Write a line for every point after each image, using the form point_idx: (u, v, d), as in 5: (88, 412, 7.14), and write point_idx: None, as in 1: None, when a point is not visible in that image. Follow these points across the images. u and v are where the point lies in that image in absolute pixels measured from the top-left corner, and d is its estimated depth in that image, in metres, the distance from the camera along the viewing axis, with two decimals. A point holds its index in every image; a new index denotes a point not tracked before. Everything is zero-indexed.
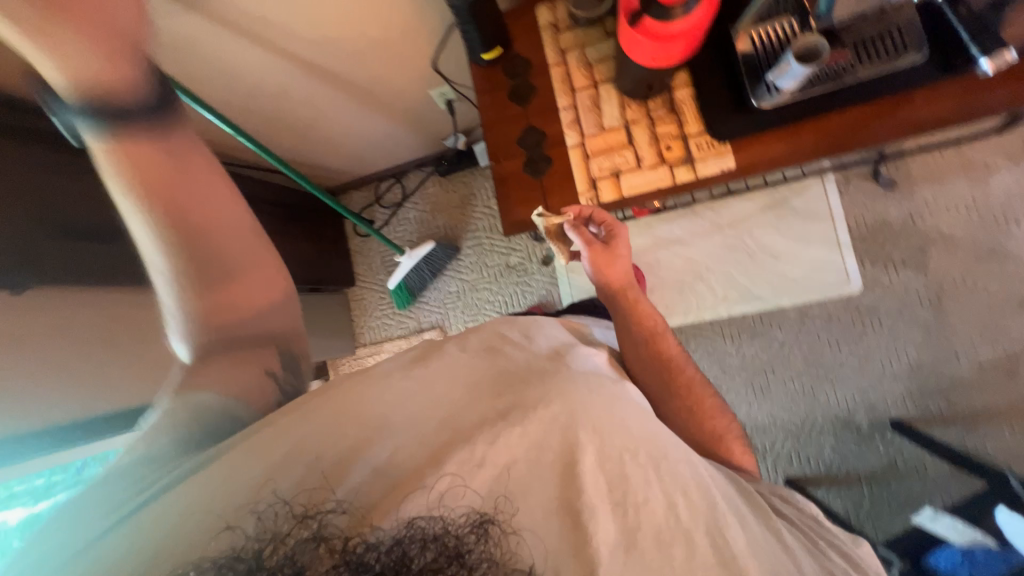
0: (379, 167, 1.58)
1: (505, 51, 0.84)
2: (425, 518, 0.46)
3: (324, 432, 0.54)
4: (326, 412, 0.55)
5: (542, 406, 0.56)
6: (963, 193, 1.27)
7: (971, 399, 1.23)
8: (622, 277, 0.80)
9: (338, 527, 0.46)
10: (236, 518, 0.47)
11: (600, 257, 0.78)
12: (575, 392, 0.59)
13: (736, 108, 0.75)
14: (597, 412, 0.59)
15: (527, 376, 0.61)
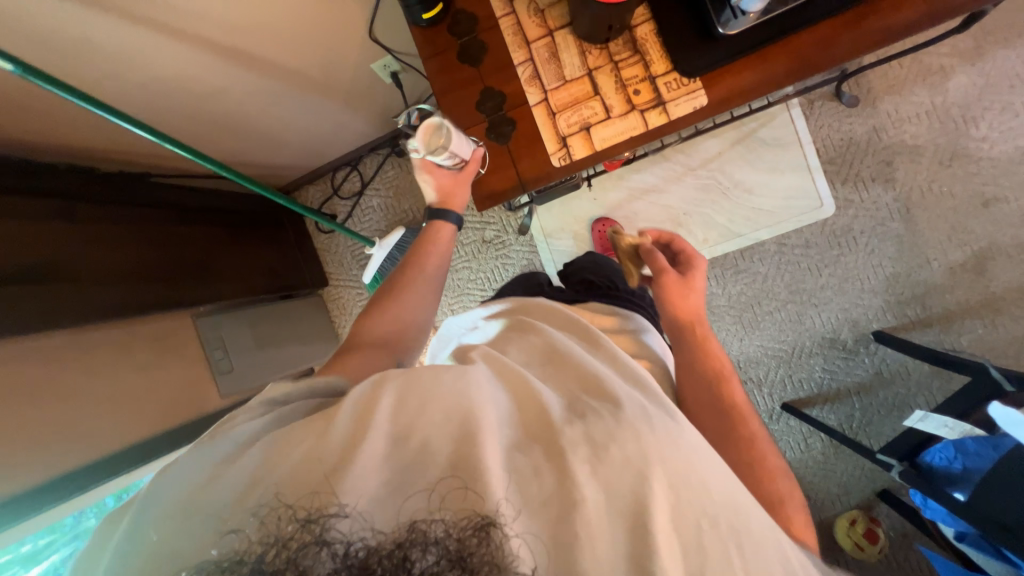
0: (331, 156, 1.48)
1: (447, 8, 0.77)
2: (428, 521, 0.41)
3: (360, 490, 0.45)
4: (367, 469, 0.46)
5: (614, 447, 0.48)
6: (924, 100, 1.27)
7: (945, 301, 1.28)
8: (692, 312, 0.77)
9: (337, 531, 0.40)
10: (234, 520, 0.43)
11: (674, 287, 0.78)
12: (653, 438, 0.50)
13: (702, 40, 0.70)
14: (676, 460, 0.49)
15: (602, 408, 0.53)
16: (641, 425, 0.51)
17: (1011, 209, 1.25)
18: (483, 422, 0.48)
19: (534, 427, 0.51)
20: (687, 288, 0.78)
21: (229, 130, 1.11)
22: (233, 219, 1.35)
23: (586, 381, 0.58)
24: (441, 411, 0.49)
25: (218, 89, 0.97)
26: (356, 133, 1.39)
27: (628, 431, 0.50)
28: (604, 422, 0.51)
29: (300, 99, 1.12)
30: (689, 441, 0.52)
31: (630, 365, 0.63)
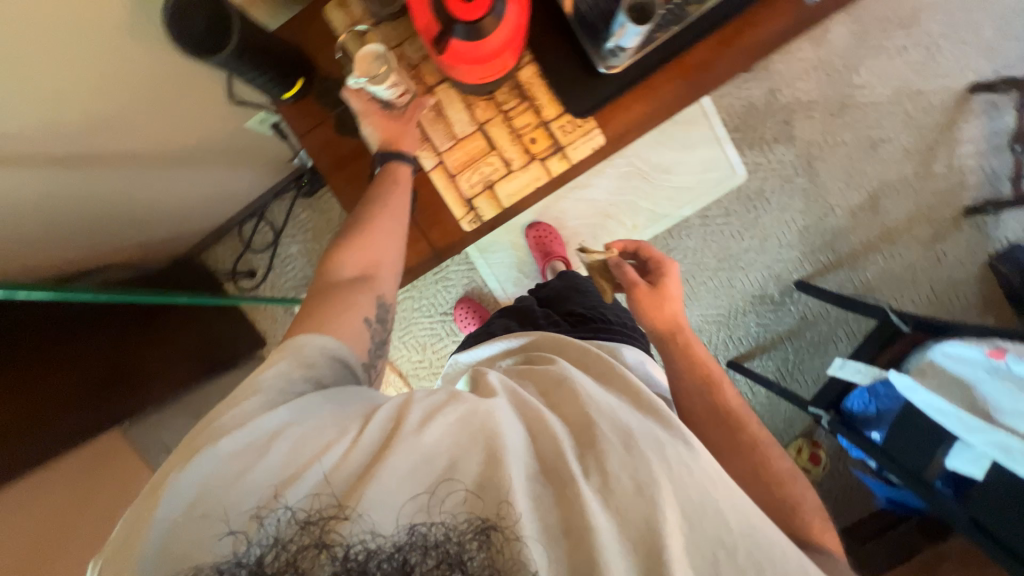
0: (232, 212, 1.35)
1: (312, 80, 0.69)
2: (425, 523, 0.45)
3: (388, 505, 0.45)
4: (398, 485, 0.46)
5: (632, 465, 0.48)
6: (809, 55, 1.32)
7: (850, 242, 1.40)
8: (670, 321, 0.75)
9: (338, 536, 0.44)
10: (240, 524, 0.44)
11: (645, 297, 0.75)
12: (670, 462, 0.49)
13: (588, 78, 0.67)
14: (692, 478, 0.49)
15: (629, 429, 0.51)
16: (650, 455, 0.49)
17: (895, 148, 1.35)
18: (509, 455, 0.48)
19: (550, 450, 0.50)
20: (660, 298, 0.75)
21: (100, 226, 0.97)
22: (147, 307, 1.23)
23: (596, 404, 0.53)
24: (467, 435, 0.49)
25: (70, 196, 0.83)
26: (252, 186, 1.26)
27: (638, 461, 0.48)
28: (615, 449, 0.49)
29: (175, 175, 0.99)
30: (702, 461, 0.50)
31: (643, 391, 0.57)
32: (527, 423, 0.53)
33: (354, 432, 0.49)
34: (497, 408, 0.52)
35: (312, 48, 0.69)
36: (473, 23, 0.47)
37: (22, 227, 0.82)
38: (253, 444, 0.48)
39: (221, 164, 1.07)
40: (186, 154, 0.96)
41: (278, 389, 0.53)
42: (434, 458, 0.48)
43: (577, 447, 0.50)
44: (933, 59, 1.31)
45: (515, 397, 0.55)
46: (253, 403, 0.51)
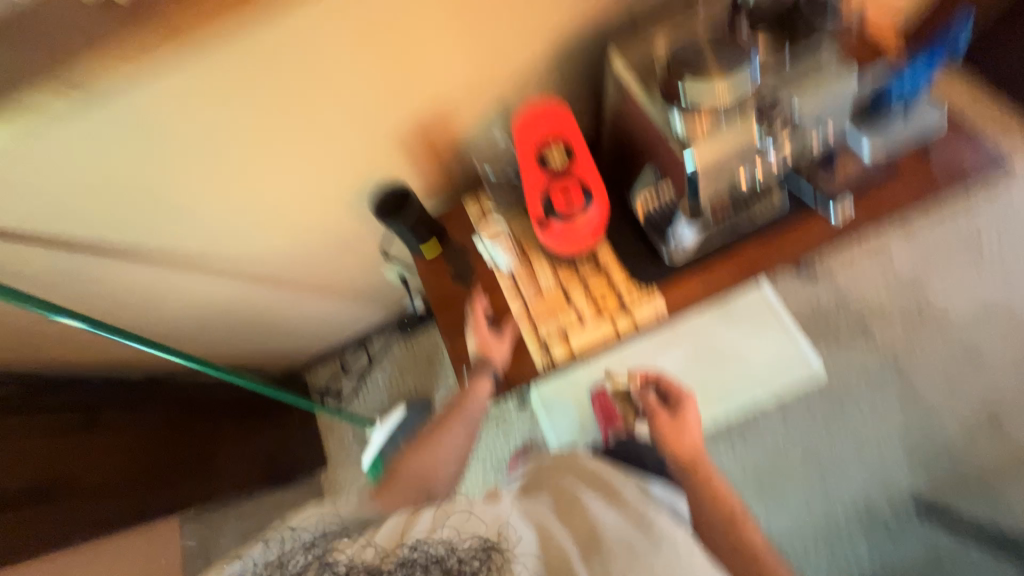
0: (341, 342, 1.57)
1: (442, 242, 0.93)
2: (418, 555, 0.56)
3: (397, 558, 0.55)
4: (400, 540, 0.57)
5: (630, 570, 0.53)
6: (875, 268, 1.40)
7: (973, 462, 1.23)
8: (691, 448, 0.79)
9: (340, 557, 0.56)
10: (251, 565, 0.57)
11: (667, 426, 0.81)
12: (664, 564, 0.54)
13: (654, 261, 0.84)
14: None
15: (626, 537, 0.57)
16: (648, 558, 0.54)
17: (997, 363, 1.28)
18: (517, 542, 0.57)
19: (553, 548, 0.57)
20: (679, 425, 0.81)
21: (250, 330, 1.22)
22: (245, 402, 1.37)
23: (599, 517, 0.60)
24: (481, 528, 0.58)
25: (243, 304, 1.10)
26: (365, 320, 1.52)
27: (639, 567, 0.54)
28: (615, 552, 0.55)
29: (317, 302, 1.26)
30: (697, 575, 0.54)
31: (640, 499, 0.63)
32: (537, 528, 0.60)
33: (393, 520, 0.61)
34: (506, 514, 0.61)
35: (448, 221, 0.96)
36: (570, 211, 0.67)
37: (202, 316, 1.08)
38: (281, 527, 0.62)
39: (351, 299, 1.34)
40: (333, 288, 1.23)
41: (319, 516, 0.63)
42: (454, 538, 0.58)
43: (582, 553, 0.56)
44: (1014, 282, 1.32)
45: (526, 507, 0.64)
46: (292, 522, 0.63)
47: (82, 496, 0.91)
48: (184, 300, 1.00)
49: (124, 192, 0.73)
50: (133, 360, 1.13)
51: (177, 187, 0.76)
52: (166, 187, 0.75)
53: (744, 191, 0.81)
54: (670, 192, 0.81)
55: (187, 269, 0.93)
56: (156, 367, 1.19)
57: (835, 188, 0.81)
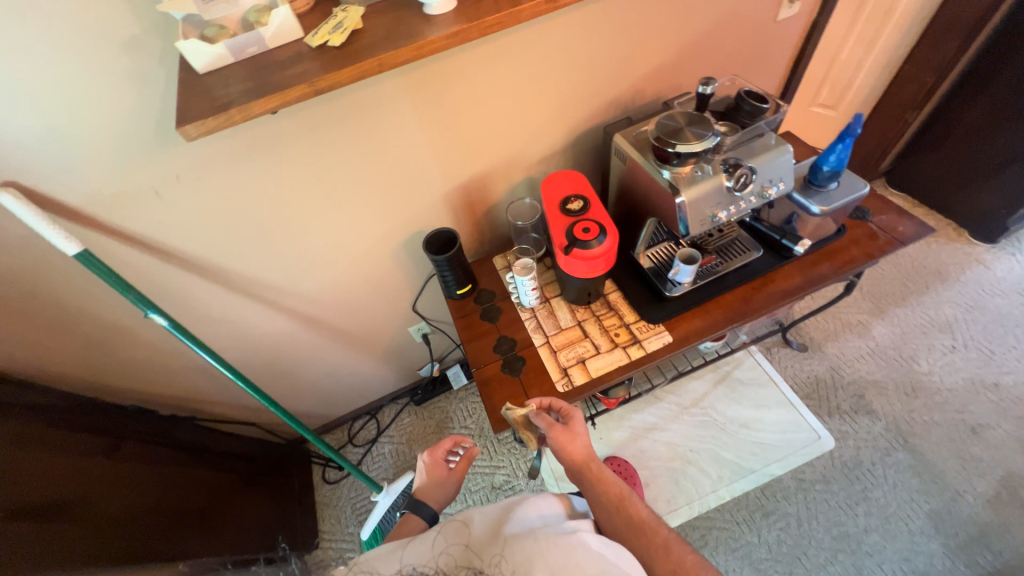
0: (354, 407, 1.59)
1: (474, 288, 1.08)
2: None
3: None
4: None
5: None
6: (861, 344, 1.51)
7: (1011, 544, 1.16)
8: (585, 453, 0.78)
9: None
10: None
11: (562, 436, 0.79)
12: None
13: (659, 300, 0.97)
14: None
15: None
16: None
17: (1001, 435, 1.30)
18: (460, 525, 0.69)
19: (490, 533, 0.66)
20: (570, 434, 0.79)
21: (278, 377, 1.28)
22: (252, 462, 1.33)
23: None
24: None
25: (281, 345, 1.18)
26: (381, 384, 1.56)
27: None
28: None
29: (345, 356, 1.35)
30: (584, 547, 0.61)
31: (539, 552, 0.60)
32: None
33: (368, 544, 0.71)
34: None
35: (480, 272, 1.12)
36: (588, 239, 0.81)
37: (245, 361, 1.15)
38: None
39: (374, 356, 1.41)
40: (364, 343, 1.33)
41: None
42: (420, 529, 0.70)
43: None
44: (992, 359, 1.43)
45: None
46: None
47: (99, 527, 0.85)
48: (237, 337, 1.09)
49: (233, 232, 0.87)
50: (163, 389, 1.16)
51: (276, 232, 0.91)
52: (268, 230, 0.90)
53: (726, 246, 1.00)
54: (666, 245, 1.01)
55: (253, 300, 1.03)
56: (172, 407, 1.22)
57: (796, 234, 0.98)
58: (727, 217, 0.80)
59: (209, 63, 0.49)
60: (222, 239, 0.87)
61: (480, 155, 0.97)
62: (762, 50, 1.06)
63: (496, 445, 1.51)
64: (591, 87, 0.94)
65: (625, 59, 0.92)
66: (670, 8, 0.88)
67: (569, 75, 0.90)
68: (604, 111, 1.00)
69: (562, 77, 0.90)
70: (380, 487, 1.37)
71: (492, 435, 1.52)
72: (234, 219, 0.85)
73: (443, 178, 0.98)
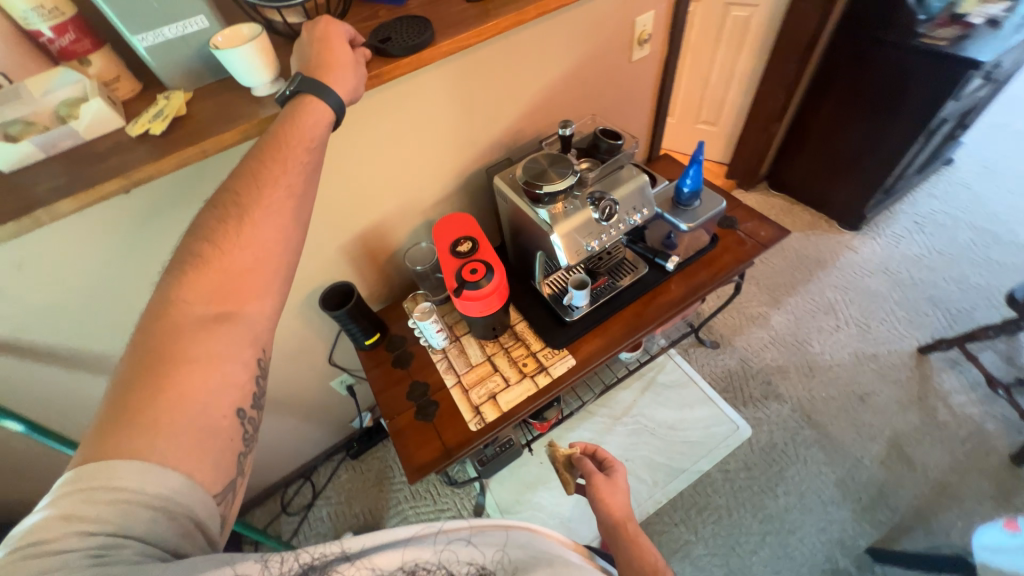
0: (283, 472, 1.50)
1: (384, 335, 1.07)
2: None
3: None
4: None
5: None
6: (763, 334, 1.66)
7: (904, 498, 1.29)
8: (622, 510, 0.76)
9: None
10: None
11: (603, 487, 0.80)
12: None
13: (560, 326, 1.02)
14: None
15: None
16: None
17: (885, 399, 1.46)
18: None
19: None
20: (613, 488, 0.80)
21: None
22: None
23: None
24: None
25: None
26: (310, 445, 1.48)
27: None
28: None
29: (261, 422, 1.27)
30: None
31: None
32: None
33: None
34: None
35: (389, 318, 1.11)
36: (476, 279, 0.85)
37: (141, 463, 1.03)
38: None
39: (296, 416, 1.34)
40: (281, 404, 1.26)
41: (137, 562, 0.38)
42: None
43: None
44: (869, 332, 1.61)
45: None
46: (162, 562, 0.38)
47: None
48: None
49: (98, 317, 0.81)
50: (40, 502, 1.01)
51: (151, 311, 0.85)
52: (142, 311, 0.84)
53: (616, 266, 1.08)
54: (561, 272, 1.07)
55: None
56: None
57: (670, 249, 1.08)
58: (600, 245, 0.86)
59: (17, 161, 0.48)
60: (86, 327, 0.80)
61: (370, 207, 0.98)
62: (626, 86, 1.17)
63: (438, 486, 1.48)
64: (468, 134, 0.99)
65: (497, 104, 0.98)
66: (530, 58, 0.95)
67: (445, 125, 0.94)
68: (487, 152, 1.05)
69: (439, 127, 0.94)
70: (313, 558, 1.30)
71: (434, 477, 1.49)
72: (98, 303, 0.79)
73: (334, 233, 0.97)
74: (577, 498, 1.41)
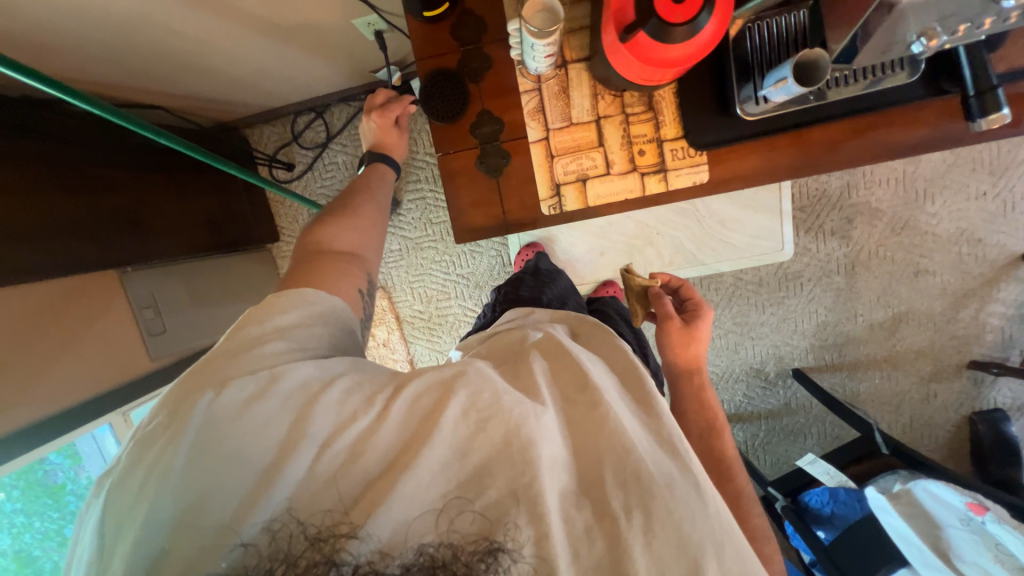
0: (293, 100, 1.28)
1: (452, 7, 0.66)
2: (435, 545, 0.45)
3: (404, 438, 0.49)
4: (394, 424, 0.49)
5: (663, 498, 0.45)
6: (897, 166, 1.32)
7: (856, 352, 1.45)
8: (692, 359, 0.80)
9: (347, 556, 0.44)
10: (252, 537, 0.45)
11: (676, 333, 0.79)
12: (703, 504, 0.46)
13: (716, 115, 0.66)
14: (716, 521, 0.46)
15: (651, 459, 0.48)
16: (695, 515, 0.45)
17: (935, 281, 1.38)
18: (544, 469, 0.46)
19: (609, 452, 0.48)
20: (690, 338, 0.79)
21: (176, 63, 0.93)
22: (166, 158, 1.15)
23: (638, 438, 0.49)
24: (503, 429, 0.48)
25: (136, 22, 0.77)
26: (326, 83, 1.21)
27: (681, 515, 0.45)
28: (658, 494, 0.45)
29: (261, 44, 0.95)
30: (739, 533, 0.48)
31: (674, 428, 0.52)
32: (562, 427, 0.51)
33: (380, 404, 0.50)
34: (534, 415, 0.49)
35: None
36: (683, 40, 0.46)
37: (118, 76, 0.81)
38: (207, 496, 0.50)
39: (306, 46, 1.00)
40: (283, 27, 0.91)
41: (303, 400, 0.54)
42: (487, 418, 0.49)
43: (625, 479, 0.46)
44: (1005, 215, 1.32)
45: (546, 403, 0.51)
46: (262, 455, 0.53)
47: None
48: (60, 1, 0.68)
49: None
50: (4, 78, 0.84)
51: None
52: None
53: None
54: (787, 15, 0.58)
55: None
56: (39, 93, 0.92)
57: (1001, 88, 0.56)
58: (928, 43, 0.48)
59: None
60: None
61: None
62: None
63: None
64: None
65: None
66: None
67: None
68: None
69: None
70: (317, 208, 1.33)
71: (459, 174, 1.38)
72: None
73: None
74: (595, 246, 1.40)
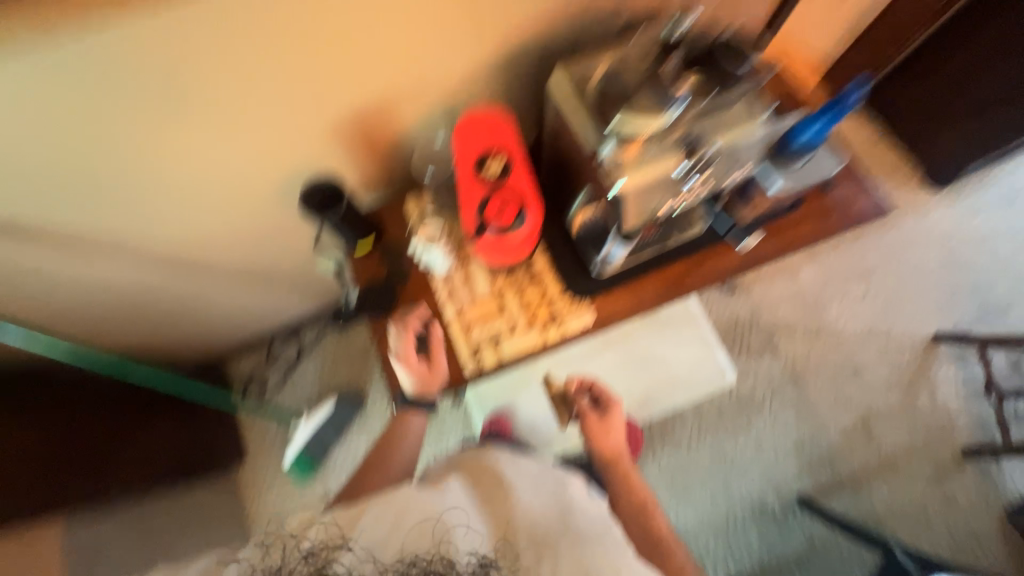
0: (268, 329, 1.49)
1: (379, 239, 0.91)
2: None
3: (344, 544, 0.62)
4: (333, 537, 0.62)
5: (562, 549, 0.63)
6: (785, 287, 1.55)
7: (848, 464, 1.40)
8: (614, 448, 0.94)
9: None
10: None
11: (596, 425, 0.93)
12: (593, 545, 0.64)
13: (584, 273, 0.87)
14: (607, 556, 0.64)
15: (551, 526, 0.64)
16: (587, 555, 0.63)
17: (876, 377, 1.46)
18: (470, 548, 0.62)
19: (522, 528, 0.64)
20: (607, 427, 0.94)
21: (163, 312, 1.13)
22: (131, 399, 1.24)
23: (540, 511, 0.66)
24: (429, 527, 0.63)
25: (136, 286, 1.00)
26: (297, 310, 1.44)
27: (576, 557, 0.62)
28: (558, 547, 0.63)
29: (237, 288, 1.19)
30: (619, 555, 0.65)
31: (569, 495, 0.70)
32: (480, 518, 0.65)
33: (311, 533, 0.63)
34: (454, 512, 0.64)
35: (387, 220, 0.94)
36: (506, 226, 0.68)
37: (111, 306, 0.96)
38: None
39: (278, 286, 1.26)
40: (258, 275, 1.17)
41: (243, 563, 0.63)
42: (416, 518, 0.63)
43: (532, 545, 0.63)
44: (894, 308, 1.52)
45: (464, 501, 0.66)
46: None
47: None
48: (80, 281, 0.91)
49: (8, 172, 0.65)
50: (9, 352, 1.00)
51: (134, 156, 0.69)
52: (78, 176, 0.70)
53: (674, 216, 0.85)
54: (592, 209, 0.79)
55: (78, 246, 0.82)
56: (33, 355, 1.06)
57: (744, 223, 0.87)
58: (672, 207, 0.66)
59: None
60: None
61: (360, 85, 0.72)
62: None
63: None
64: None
65: None
66: None
67: None
68: (532, 26, 0.75)
69: None
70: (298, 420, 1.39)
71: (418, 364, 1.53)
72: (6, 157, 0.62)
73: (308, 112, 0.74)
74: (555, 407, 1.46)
